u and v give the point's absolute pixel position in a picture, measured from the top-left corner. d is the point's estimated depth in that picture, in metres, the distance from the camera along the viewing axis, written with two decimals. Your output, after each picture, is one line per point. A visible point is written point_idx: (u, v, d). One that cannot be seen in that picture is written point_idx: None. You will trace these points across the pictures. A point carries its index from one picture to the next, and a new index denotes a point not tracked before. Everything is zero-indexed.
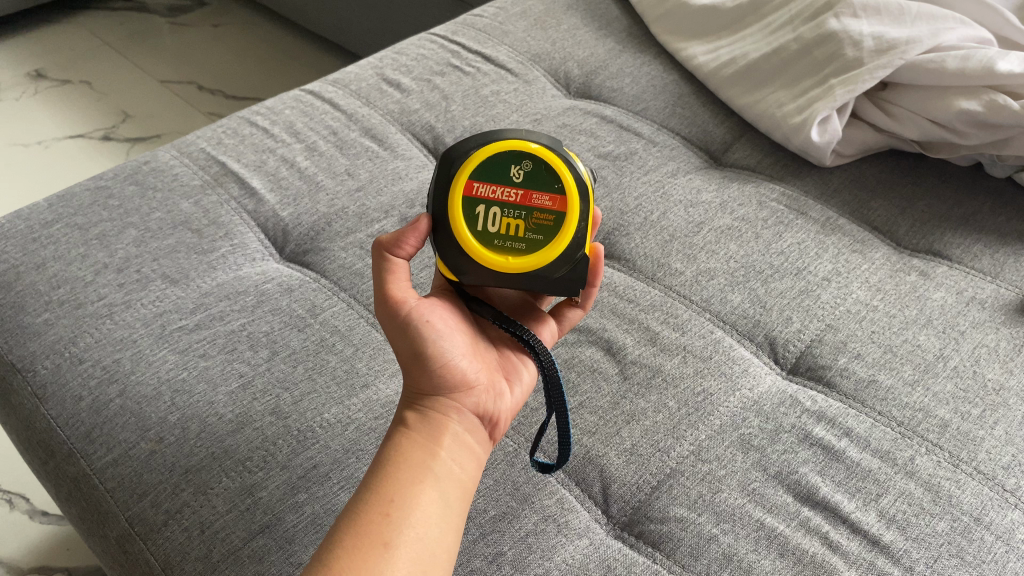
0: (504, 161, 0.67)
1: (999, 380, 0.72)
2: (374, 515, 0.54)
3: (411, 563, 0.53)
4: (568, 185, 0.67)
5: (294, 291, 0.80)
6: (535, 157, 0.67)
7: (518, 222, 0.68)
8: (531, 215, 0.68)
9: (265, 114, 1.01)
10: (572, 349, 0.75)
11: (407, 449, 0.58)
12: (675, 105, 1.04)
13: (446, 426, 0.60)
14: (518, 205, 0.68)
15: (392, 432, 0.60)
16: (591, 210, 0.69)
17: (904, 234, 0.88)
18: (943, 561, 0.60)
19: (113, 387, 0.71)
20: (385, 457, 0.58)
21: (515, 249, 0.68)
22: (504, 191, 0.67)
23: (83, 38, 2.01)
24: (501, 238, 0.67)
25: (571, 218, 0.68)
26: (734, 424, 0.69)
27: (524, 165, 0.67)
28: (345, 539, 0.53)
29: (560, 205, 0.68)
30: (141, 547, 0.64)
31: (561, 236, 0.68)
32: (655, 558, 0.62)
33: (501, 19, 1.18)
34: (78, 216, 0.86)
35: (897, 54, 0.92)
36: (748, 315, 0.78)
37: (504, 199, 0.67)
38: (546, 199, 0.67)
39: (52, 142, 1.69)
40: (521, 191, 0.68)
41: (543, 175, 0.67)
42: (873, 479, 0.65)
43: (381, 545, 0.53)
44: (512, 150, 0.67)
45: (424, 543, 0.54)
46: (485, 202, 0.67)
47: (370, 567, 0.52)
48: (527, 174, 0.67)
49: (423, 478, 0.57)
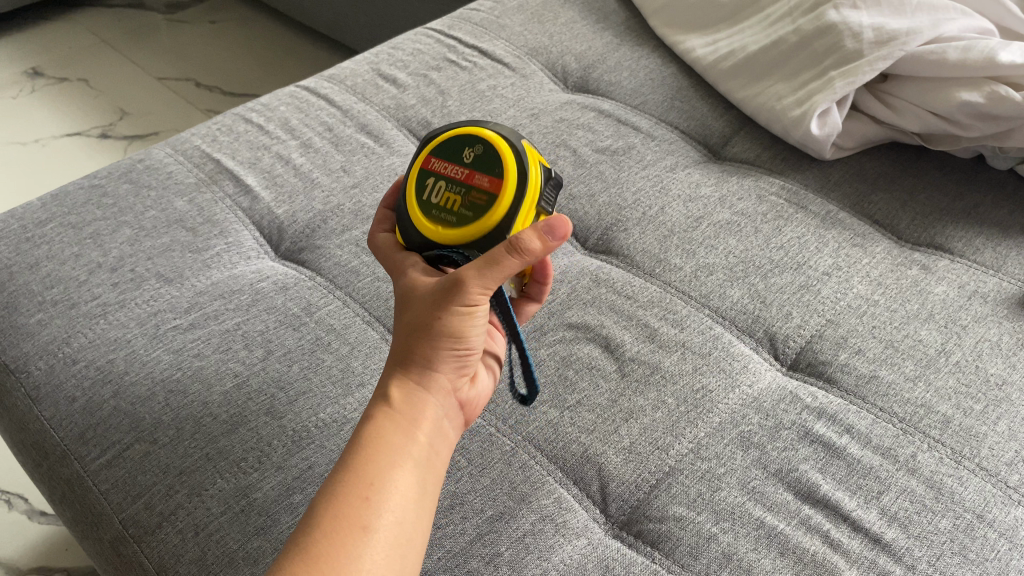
0: (462, 142, 0.65)
1: (1002, 374, 0.71)
2: (353, 498, 0.53)
3: (389, 549, 0.52)
4: (509, 173, 0.62)
5: (289, 289, 0.79)
6: (489, 143, 0.64)
7: (456, 198, 0.63)
8: (468, 194, 0.63)
9: (260, 111, 1.00)
10: (569, 347, 0.74)
11: (391, 429, 0.57)
12: (674, 99, 1.03)
13: (434, 407, 0.59)
14: (461, 183, 0.64)
15: (376, 404, 0.59)
16: (529, 208, 0.63)
17: (905, 228, 0.87)
18: (946, 559, 0.60)
19: (106, 388, 0.71)
20: (368, 433, 0.57)
21: (447, 222, 0.63)
22: (452, 168, 0.64)
23: (79, 35, 2.00)
24: (437, 210, 0.64)
25: (502, 201, 0.62)
26: (733, 421, 0.68)
27: (476, 148, 0.64)
28: (323, 521, 0.52)
29: (498, 188, 0.62)
30: (135, 549, 0.63)
31: (488, 216, 0.62)
32: (654, 557, 0.61)
33: (498, 13, 1.16)
34: (72, 215, 0.86)
35: (898, 45, 0.91)
36: (748, 311, 0.77)
37: (451, 175, 0.64)
38: (485, 181, 0.63)
39: (50, 140, 1.69)
40: (466, 170, 0.64)
41: (490, 159, 0.63)
42: (874, 475, 0.64)
43: (359, 530, 0.52)
44: (471, 134, 0.65)
45: (403, 528, 0.53)
46: (435, 176, 0.65)
47: (347, 552, 0.51)
48: (477, 157, 0.64)
49: (406, 461, 0.56)
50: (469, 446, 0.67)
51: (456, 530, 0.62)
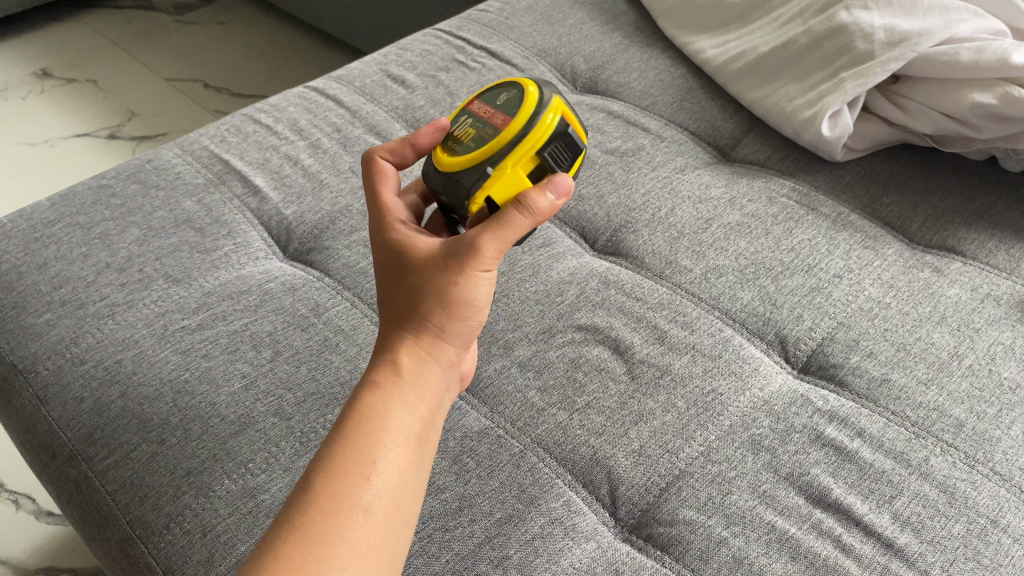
0: (503, 88, 0.69)
1: (1017, 378, 0.70)
2: (356, 475, 0.52)
3: (386, 533, 0.51)
4: (517, 116, 0.65)
5: (297, 290, 0.79)
6: (521, 88, 0.67)
7: (472, 130, 0.67)
8: (480, 127, 0.67)
9: (269, 112, 1.00)
10: (578, 348, 0.73)
11: (400, 405, 0.56)
12: (683, 100, 1.03)
13: (436, 380, 0.59)
14: (481, 119, 0.67)
15: (382, 376, 0.57)
16: (523, 149, 0.64)
17: (917, 230, 0.87)
18: (959, 565, 0.59)
19: (114, 388, 0.71)
20: (378, 407, 0.55)
21: (452, 149, 0.67)
22: (480, 107, 0.69)
23: (89, 36, 2.01)
24: (452, 139, 0.68)
25: (501, 137, 0.64)
26: (745, 424, 0.67)
27: (512, 94, 0.67)
28: (325, 500, 0.51)
29: (500, 123, 0.65)
30: (142, 550, 0.63)
31: (483, 149, 0.64)
32: (664, 561, 0.61)
33: (507, 14, 1.16)
34: (81, 215, 0.86)
35: (910, 46, 0.90)
36: (759, 313, 0.76)
37: (478, 112, 0.68)
38: (498, 119, 0.66)
39: (58, 141, 1.69)
40: (491, 109, 0.68)
41: (514, 99, 0.67)
42: (887, 480, 0.64)
43: (361, 512, 0.51)
44: (517, 82, 0.68)
45: (401, 511, 0.53)
46: (471, 115, 0.69)
47: (348, 532, 0.50)
48: (506, 98, 0.67)
49: (411, 441, 0.55)
50: (478, 448, 0.67)
51: (465, 533, 0.62)
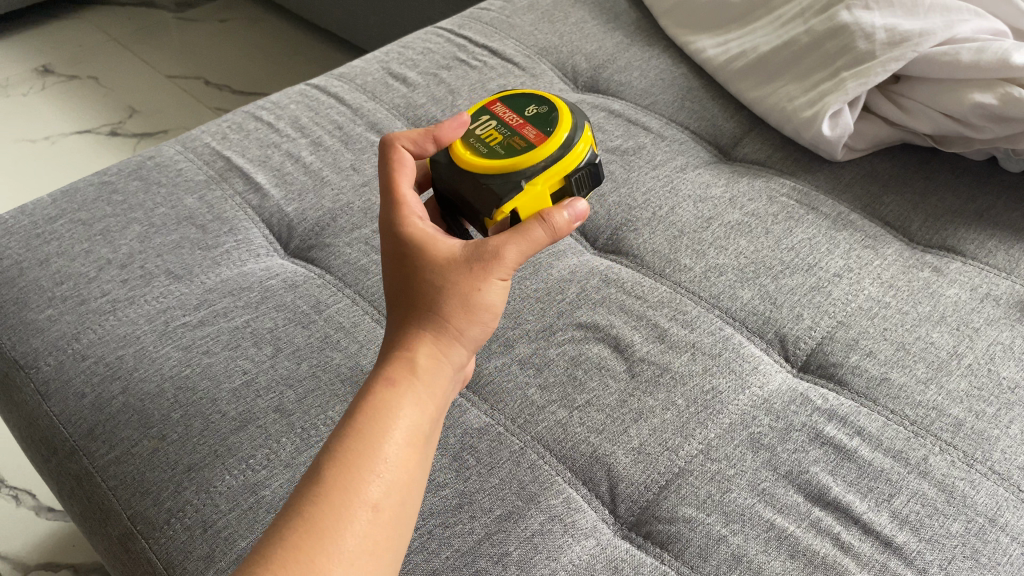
0: (533, 102, 0.72)
1: (1016, 377, 0.70)
2: (367, 471, 0.52)
3: (391, 531, 0.52)
4: (554, 137, 0.67)
5: (298, 287, 0.79)
6: (554, 108, 0.70)
7: (500, 136, 0.69)
8: (512, 137, 0.69)
9: (270, 109, 1.00)
10: (579, 346, 0.74)
11: (414, 403, 0.56)
12: (684, 99, 1.03)
13: (447, 380, 0.59)
14: (512, 129, 0.70)
15: (397, 370, 0.57)
16: (554, 170, 0.66)
17: (917, 230, 0.87)
18: (957, 563, 0.59)
19: (115, 384, 0.71)
20: (392, 403, 0.55)
21: (479, 151, 0.68)
22: (509, 116, 0.71)
23: (91, 33, 2.01)
24: (477, 139, 0.70)
25: (536, 153, 0.67)
26: (744, 423, 0.67)
27: (545, 111, 0.70)
28: (336, 495, 0.51)
29: (536, 139, 0.68)
30: (143, 545, 0.63)
31: (518, 160, 0.66)
32: (664, 558, 0.61)
33: (508, 13, 1.16)
34: (82, 211, 0.86)
35: (911, 46, 0.91)
36: (759, 312, 0.76)
37: (506, 120, 0.71)
38: (533, 134, 0.69)
39: (58, 137, 1.69)
40: (523, 121, 0.70)
41: (547, 117, 0.70)
42: (886, 478, 0.64)
43: (370, 508, 0.51)
44: (548, 100, 0.71)
45: (405, 510, 0.53)
46: (496, 120, 0.71)
47: (356, 527, 0.50)
48: (538, 114, 0.70)
49: (422, 441, 0.56)
50: (478, 445, 0.67)
51: (465, 529, 0.62)
